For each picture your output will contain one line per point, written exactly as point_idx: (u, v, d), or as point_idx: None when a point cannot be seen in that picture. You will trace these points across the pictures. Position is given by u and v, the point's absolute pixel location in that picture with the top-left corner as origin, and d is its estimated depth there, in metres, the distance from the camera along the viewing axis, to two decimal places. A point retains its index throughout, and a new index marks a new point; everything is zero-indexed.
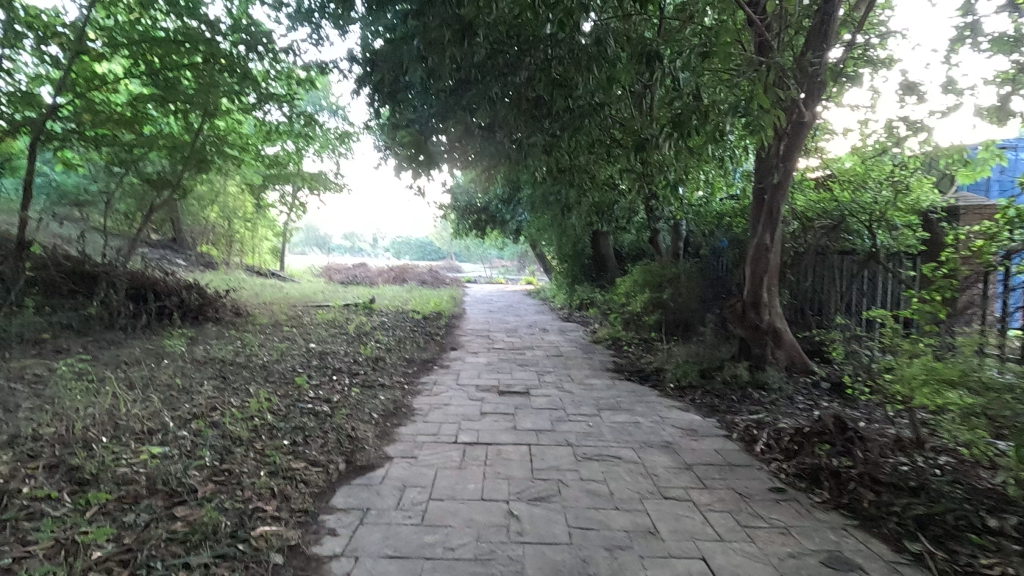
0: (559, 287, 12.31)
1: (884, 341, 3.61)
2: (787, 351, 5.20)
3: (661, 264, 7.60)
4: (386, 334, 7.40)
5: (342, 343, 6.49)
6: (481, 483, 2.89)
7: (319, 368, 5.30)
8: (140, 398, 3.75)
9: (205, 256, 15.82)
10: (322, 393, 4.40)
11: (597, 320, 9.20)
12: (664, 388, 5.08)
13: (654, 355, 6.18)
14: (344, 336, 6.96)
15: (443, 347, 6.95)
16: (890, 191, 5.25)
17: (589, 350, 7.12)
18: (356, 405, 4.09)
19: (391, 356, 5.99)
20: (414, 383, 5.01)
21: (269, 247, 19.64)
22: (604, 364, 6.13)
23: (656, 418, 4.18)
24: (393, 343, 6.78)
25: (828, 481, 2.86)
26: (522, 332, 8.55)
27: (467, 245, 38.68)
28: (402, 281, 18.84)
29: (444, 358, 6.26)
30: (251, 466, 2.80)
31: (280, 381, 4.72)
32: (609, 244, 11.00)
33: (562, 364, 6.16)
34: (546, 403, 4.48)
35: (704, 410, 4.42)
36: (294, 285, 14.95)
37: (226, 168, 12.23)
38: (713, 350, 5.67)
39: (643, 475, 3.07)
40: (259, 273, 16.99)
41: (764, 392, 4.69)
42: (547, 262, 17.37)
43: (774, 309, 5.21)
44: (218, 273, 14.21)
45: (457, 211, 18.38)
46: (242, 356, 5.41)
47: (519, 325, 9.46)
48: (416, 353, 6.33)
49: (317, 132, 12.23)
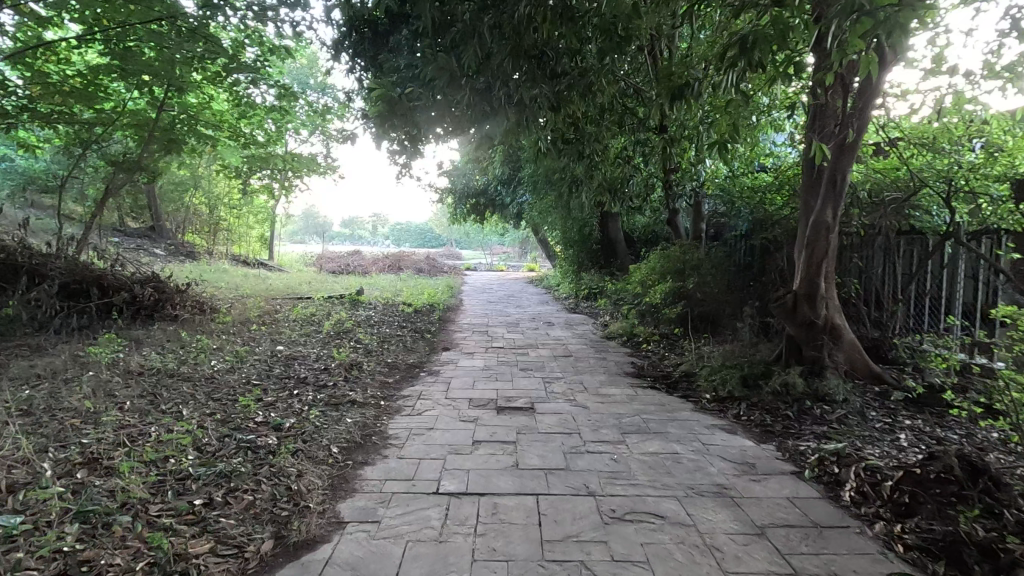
0: (564, 276, 11.36)
1: (1017, 349, 2.67)
2: (846, 351, 4.27)
3: (682, 248, 6.65)
4: (370, 333, 6.48)
5: (315, 345, 5.58)
6: (468, 570, 1.97)
7: (280, 379, 4.39)
8: (22, 434, 2.84)
9: (187, 245, 14.89)
10: (274, 415, 3.50)
11: (608, 313, 8.27)
12: (699, 401, 4.16)
13: (679, 357, 5.25)
14: (320, 336, 6.05)
15: (434, 347, 6.03)
16: (978, 157, 4.35)
17: (601, 348, 6.20)
18: (311, 436, 3.17)
19: (370, 360, 5.09)
20: (394, 398, 4.10)
21: (257, 235, 18.68)
22: (622, 367, 5.22)
23: (697, 446, 3.27)
24: (376, 343, 5.87)
25: (980, 564, 1.94)
26: (524, 327, 7.63)
27: (467, 232, 37.65)
28: (398, 270, 17.92)
29: (434, 361, 5.35)
30: (126, 557, 1.90)
31: (227, 399, 3.82)
32: (619, 228, 10.04)
33: (572, 367, 5.25)
34: (556, 425, 3.57)
35: (756, 432, 3.51)
36: (280, 275, 14.04)
37: (202, 150, 11.27)
38: (752, 352, 4.74)
39: (699, 547, 2.16)
40: (246, 262, 16.08)
41: (827, 407, 3.77)
42: (549, 248, 16.41)
43: (831, 301, 4.25)
44: (199, 263, 13.29)
45: (455, 195, 17.39)
46: (190, 364, 4.53)
47: (521, 318, 8.54)
48: (400, 356, 5.42)
49: (301, 109, 11.25)
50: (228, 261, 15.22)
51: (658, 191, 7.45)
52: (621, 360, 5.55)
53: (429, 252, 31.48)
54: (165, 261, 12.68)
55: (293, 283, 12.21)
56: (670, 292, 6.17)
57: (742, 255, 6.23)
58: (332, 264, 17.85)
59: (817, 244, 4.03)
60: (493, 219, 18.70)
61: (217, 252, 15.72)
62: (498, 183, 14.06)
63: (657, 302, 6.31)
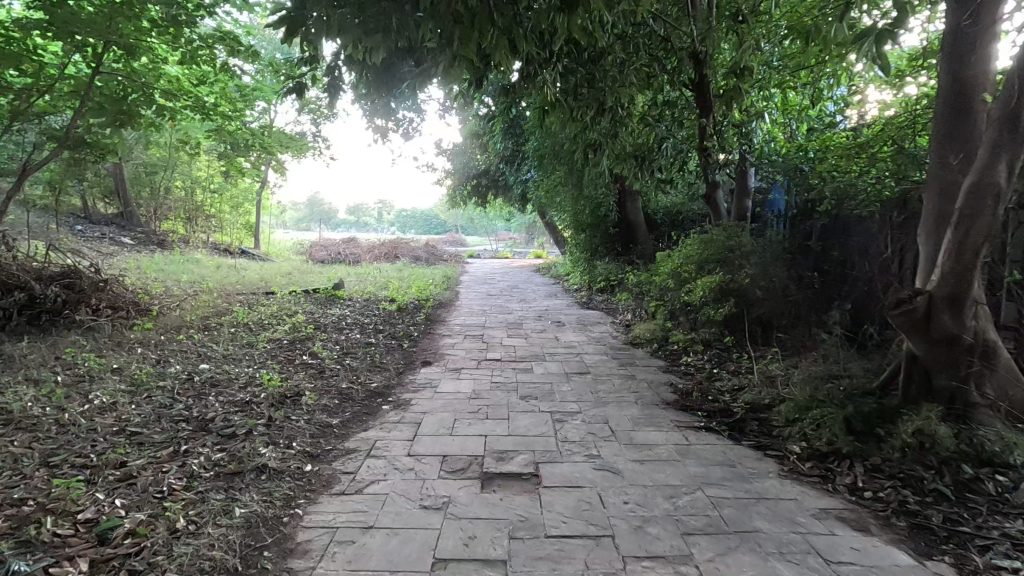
0: (575, 265, 9.96)
1: None
2: (1002, 381, 2.86)
3: (729, 232, 5.24)
4: (333, 342, 5.13)
5: (251, 365, 4.23)
6: None
7: (174, 423, 3.05)
8: None
9: (161, 234, 13.63)
10: (115, 504, 2.16)
11: (629, 311, 6.90)
12: (785, 457, 2.79)
13: (737, 378, 3.86)
14: (265, 349, 4.72)
15: (411, 361, 4.68)
16: None
17: (626, 360, 4.83)
18: (150, 561, 1.83)
19: (316, 386, 3.75)
20: (330, 457, 2.76)
21: (242, 222, 17.35)
22: (659, 394, 3.84)
23: (816, 567, 1.91)
24: (335, 359, 4.53)
25: None
26: (529, 329, 6.26)
27: (471, 216, 36.17)
28: (394, 258, 16.60)
29: (406, 385, 4.00)
30: None
31: (64, 468, 2.48)
32: (638, 208, 8.62)
33: (591, 393, 3.88)
34: (574, 517, 2.21)
35: (901, 530, 2.14)
36: (261, 266, 12.75)
37: (163, 124, 9.90)
38: (851, 377, 3.33)
39: None
40: (228, 252, 14.79)
41: (1002, 477, 2.38)
42: (558, 234, 15.02)
43: (980, 306, 2.84)
44: (169, 254, 12.02)
45: (455, 176, 15.95)
46: (51, 399, 3.20)
47: (526, 317, 7.18)
48: (361, 378, 4.07)
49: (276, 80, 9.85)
50: (207, 250, 13.96)
51: (695, 160, 6.02)
52: (656, 381, 4.18)
53: (431, 238, 30.13)
54: (130, 252, 11.43)
55: (270, 275, 10.88)
56: (718, 287, 4.77)
57: (816, 246, 4.86)
58: (321, 252, 16.54)
59: (975, 221, 2.60)
60: (496, 202, 17.29)
61: (195, 241, 14.45)
62: (500, 161, 12.62)
63: (700, 301, 4.91)
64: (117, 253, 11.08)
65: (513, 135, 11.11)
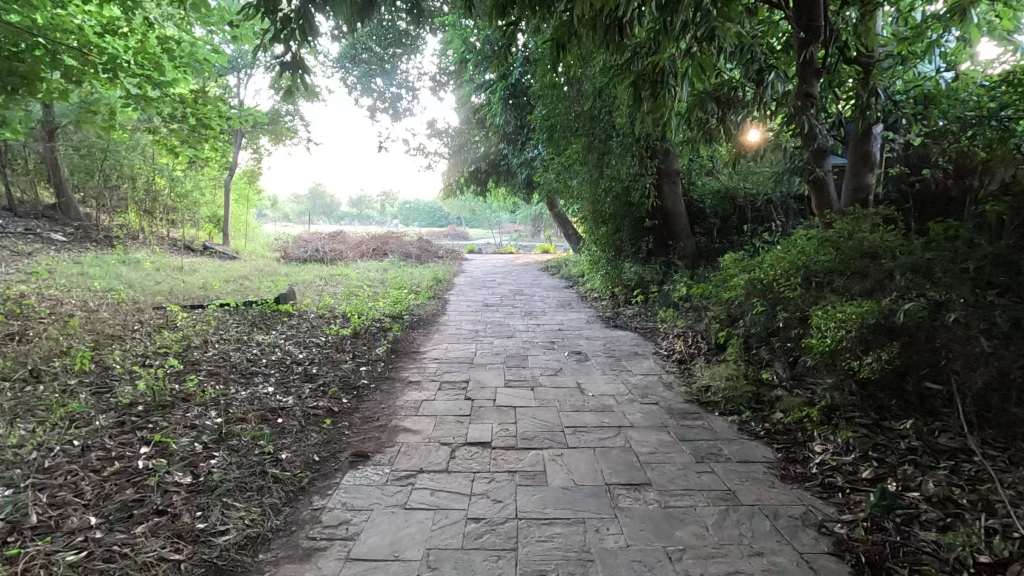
0: (592, 267, 7.93)
1: None
2: None
3: (865, 232, 3.23)
4: (218, 410, 3.14)
5: (15, 480, 2.23)
6: None
7: None
8: None
9: (105, 229, 11.67)
10: None
11: (679, 339, 4.87)
12: None
13: (975, 535, 1.88)
14: (82, 431, 2.72)
15: (333, 456, 2.69)
16: None
17: (705, 446, 2.82)
18: None
19: (87, 562, 1.75)
20: None
21: (210, 214, 15.31)
22: (811, 567, 1.84)
23: None
24: (193, 454, 2.54)
25: None
26: (535, 369, 4.26)
27: (472, 207, 34.04)
28: (383, 256, 14.55)
29: (295, 537, 2.01)
30: None
31: None
32: (679, 196, 6.64)
33: (668, 560, 1.88)
34: None
35: None
36: (218, 266, 10.71)
37: (80, 92, 7.89)
38: None
39: None
40: (188, 249, 12.77)
41: None
42: (569, 228, 12.99)
43: None
44: (106, 251, 10.04)
45: (451, 160, 13.91)
46: None
47: (533, 342, 5.19)
48: (211, 514, 2.07)
49: (230, 41, 7.89)
50: (160, 247, 11.98)
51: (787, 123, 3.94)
52: (787, 515, 2.17)
53: (430, 232, 28.02)
54: (52, 249, 9.45)
55: (217, 278, 8.86)
56: (871, 324, 2.74)
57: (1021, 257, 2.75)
58: (298, 248, 14.53)
59: None
60: (499, 191, 15.24)
61: (149, 236, 12.47)
62: (502, 140, 10.57)
63: (830, 344, 2.89)
64: (37, 250, 9.12)
65: (516, 106, 9.08)
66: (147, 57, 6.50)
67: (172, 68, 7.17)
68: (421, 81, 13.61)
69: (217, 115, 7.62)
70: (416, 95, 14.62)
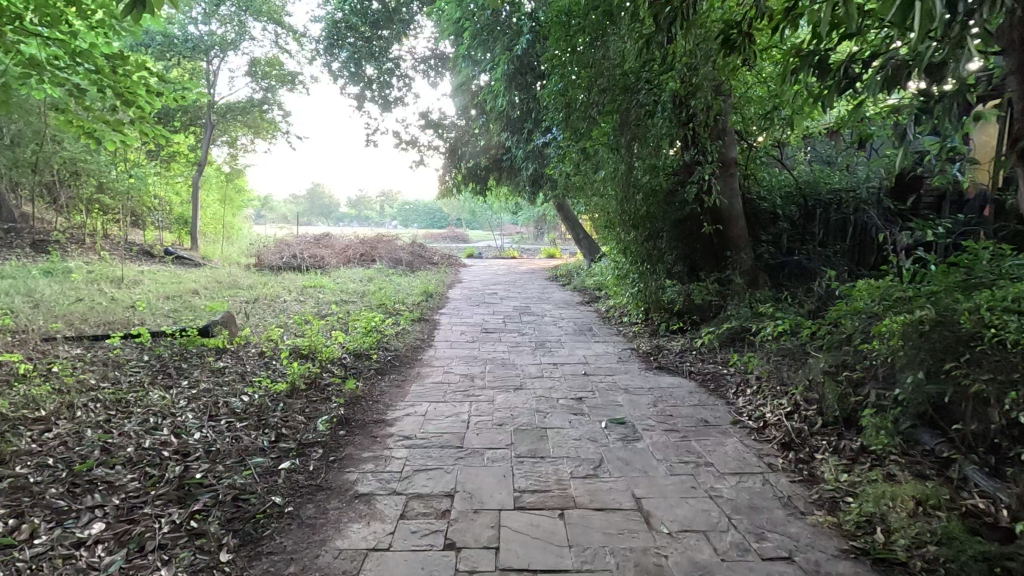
0: (618, 282, 6.35)
1: None
2: None
3: None
4: None
5: None
6: None
7: None
8: None
9: (47, 233, 10.09)
10: None
11: (772, 404, 3.30)
12: None
13: None
14: None
15: None
16: None
17: None
18: None
19: None
20: None
21: (179, 215, 13.76)
22: None
23: None
24: None
25: None
26: (562, 465, 2.68)
27: (472, 208, 32.41)
28: (371, 262, 12.99)
29: None
30: None
31: None
32: (736, 196, 4.99)
33: None
34: None
35: None
36: (172, 275, 9.13)
37: None
38: None
39: None
40: (147, 256, 11.22)
41: None
42: (582, 229, 11.42)
43: None
44: (34, 259, 8.45)
45: (448, 156, 12.36)
46: None
47: (550, 401, 3.59)
48: None
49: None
50: (111, 253, 10.41)
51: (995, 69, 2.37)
52: None
53: (429, 234, 26.41)
54: None
55: (158, 293, 7.26)
56: None
57: None
58: (275, 253, 12.97)
59: None
60: (501, 190, 13.72)
61: (100, 241, 10.90)
62: (506, 131, 9.00)
63: None
64: None
65: (523, 86, 7.50)
66: (48, 14, 4.45)
67: (85, 28, 5.19)
68: (414, 67, 12.07)
69: (151, 93, 5.79)
70: (409, 83, 13.07)
